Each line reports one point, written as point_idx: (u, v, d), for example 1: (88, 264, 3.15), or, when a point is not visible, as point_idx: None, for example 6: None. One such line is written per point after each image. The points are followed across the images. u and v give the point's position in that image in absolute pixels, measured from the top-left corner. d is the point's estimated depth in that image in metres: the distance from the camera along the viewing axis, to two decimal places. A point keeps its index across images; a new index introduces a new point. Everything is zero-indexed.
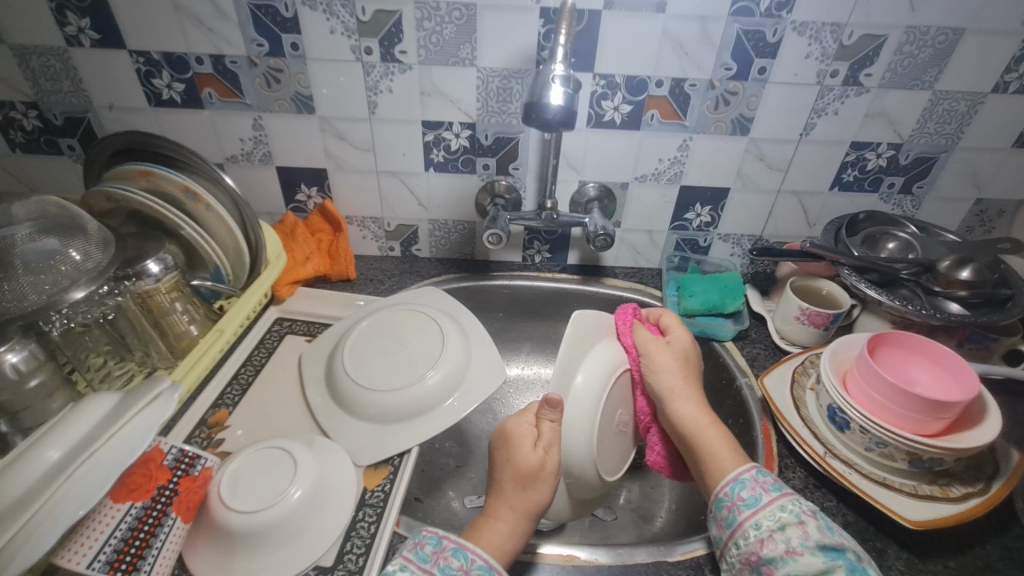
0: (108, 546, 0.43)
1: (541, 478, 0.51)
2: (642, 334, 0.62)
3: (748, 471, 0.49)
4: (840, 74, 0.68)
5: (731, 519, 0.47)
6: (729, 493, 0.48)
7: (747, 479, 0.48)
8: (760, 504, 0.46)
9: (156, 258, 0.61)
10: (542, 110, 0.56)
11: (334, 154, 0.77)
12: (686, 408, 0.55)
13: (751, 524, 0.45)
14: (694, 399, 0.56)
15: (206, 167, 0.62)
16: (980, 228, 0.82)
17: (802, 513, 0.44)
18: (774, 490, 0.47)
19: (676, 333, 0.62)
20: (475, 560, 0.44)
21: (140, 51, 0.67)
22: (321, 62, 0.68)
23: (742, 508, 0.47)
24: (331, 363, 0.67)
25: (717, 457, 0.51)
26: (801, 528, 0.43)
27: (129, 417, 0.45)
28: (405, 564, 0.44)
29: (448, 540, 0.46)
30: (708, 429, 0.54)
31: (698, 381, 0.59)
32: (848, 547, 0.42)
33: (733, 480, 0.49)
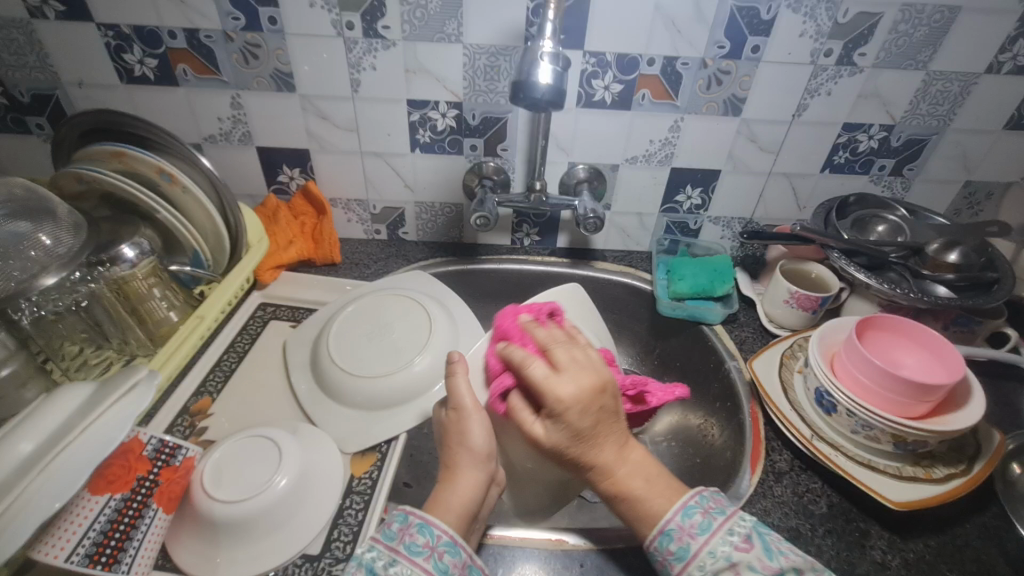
0: (88, 539, 0.42)
1: (462, 421, 0.50)
2: (536, 371, 0.45)
3: (672, 517, 0.45)
4: (834, 53, 0.66)
5: (669, 570, 0.45)
6: (658, 548, 0.45)
7: (673, 529, 0.44)
8: (690, 555, 0.43)
9: (131, 243, 0.58)
10: (530, 90, 0.54)
11: (317, 134, 0.74)
12: (598, 453, 0.46)
13: None
14: (608, 450, 0.46)
15: (181, 147, 0.59)
16: (969, 211, 0.82)
17: (733, 554, 0.42)
18: (700, 532, 0.44)
19: (563, 391, 0.43)
20: (440, 535, 0.42)
21: (108, 25, 0.64)
22: (301, 38, 0.65)
23: (674, 561, 0.44)
24: (317, 348, 0.65)
25: (635, 493, 0.46)
26: (734, 572, 0.42)
27: (103, 411, 0.43)
28: (372, 545, 0.42)
29: (414, 515, 0.44)
30: (622, 483, 0.46)
31: (619, 421, 0.46)
32: (787, 569, 0.41)
33: (659, 532, 0.45)
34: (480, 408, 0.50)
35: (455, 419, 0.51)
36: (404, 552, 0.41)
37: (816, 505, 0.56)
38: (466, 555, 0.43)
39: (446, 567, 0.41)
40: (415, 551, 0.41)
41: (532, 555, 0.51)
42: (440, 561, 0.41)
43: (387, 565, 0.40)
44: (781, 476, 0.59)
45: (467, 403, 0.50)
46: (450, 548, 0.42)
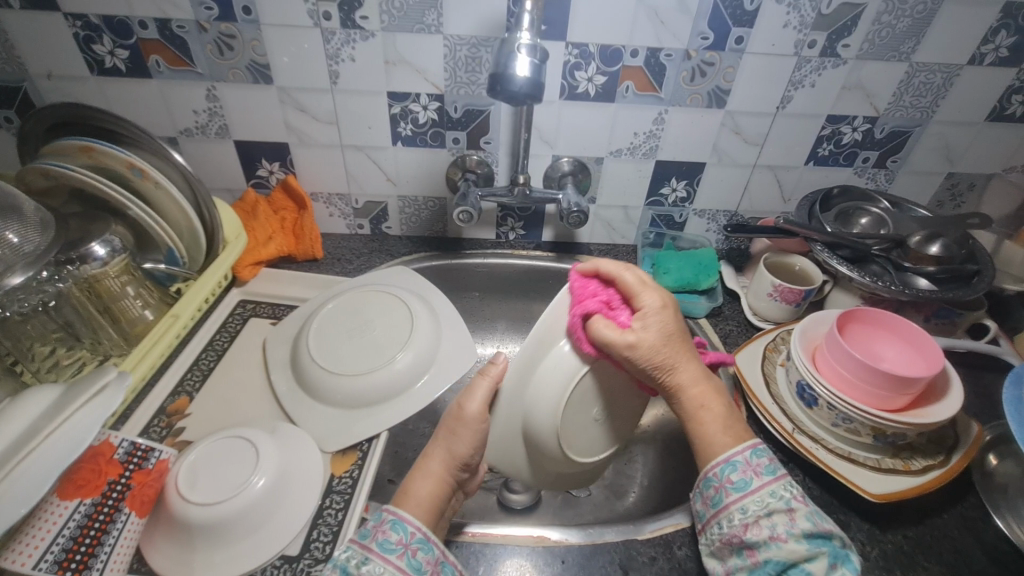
0: (56, 545, 0.41)
1: (457, 424, 0.49)
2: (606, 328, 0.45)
3: (740, 451, 0.46)
4: (818, 45, 0.66)
5: (718, 499, 0.45)
6: (718, 473, 0.45)
7: (739, 460, 0.45)
8: (749, 489, 0.44)
9: (102, 241, 0.57)
10: (509, 83, 0.53)
11: (296, 128, 0.73)
12: (678, 373, 0.48)
13: (737, 508, 0.44)
14: (687, 366, 0.48)
15: (153, 142, 0.58)
16: (951, 202, 0.82)
17: (791, 500, 0.43)
18: (767, 473, 0.44)
19: (646, 299, 0.48)
20: (414, 533, 0.42)
21: (76, 14, 0.62)
22: (276, 28, 0.64)
23: (730, 491, 0.44)
24: (296, 346, 0.65)
25: (705, 418, 0.48)
26: (789, 515, 0.42)
27: (69, 414, 0.42)
28: (347, 544, 0.41)
29: (387, 513, 0.43)
30: (699, 406, 0.48)
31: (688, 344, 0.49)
32: (834, 533, 0.42)
33: (725, 461, 0.45)
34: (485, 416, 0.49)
35: (444, 423, 0.49)
36: (377, 549, 0.40)
37: None
38: (439, 552, 0.43)
39: (420, 564, 0.41)
40: (388, 548, 0.41)
41: (513, 552, 0.51)
42: (413, 558, 0.41)
43: (360, 564, 0.39)
44: None
45: (473, 406, 0.49)
46: (423, 545, 0.42)
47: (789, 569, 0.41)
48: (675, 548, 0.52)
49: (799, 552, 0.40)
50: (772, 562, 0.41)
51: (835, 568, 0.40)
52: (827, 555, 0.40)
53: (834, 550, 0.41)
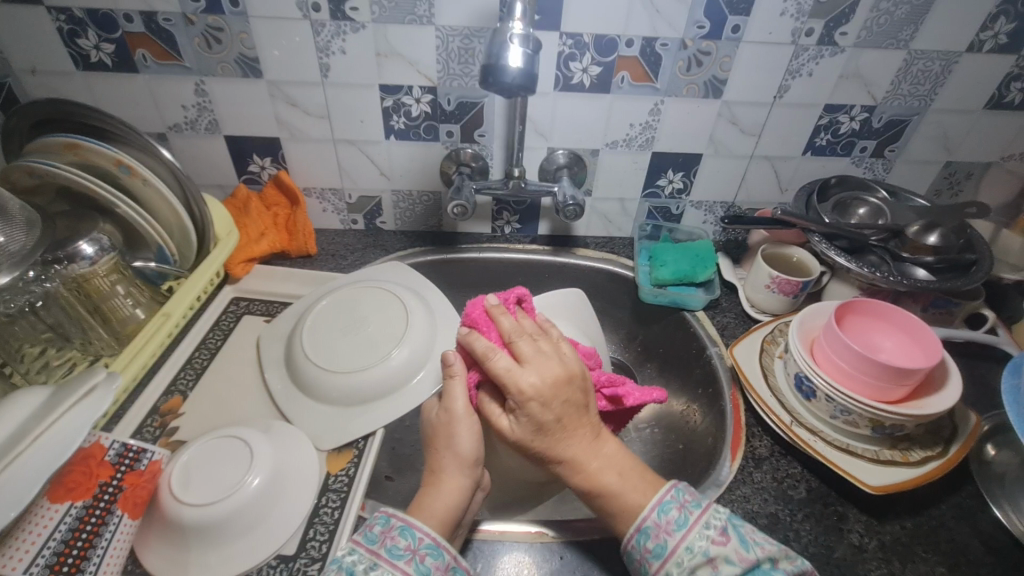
0: (48, 549, 0.40)
1: (451, 424, 0.49)
2: (498, 363, 0.47)
3: (648, 513, 0.44)
4: (815, 33, 0.65)
5: (644, 570, 0.44)
6: (635, 546, 0.44)
7: (650, 526, 0.44)
8: (667, 552, 0.43)
9: (89, 239, 0.56)
10: (502, 74, 0.52)
11: (287, 122, 0.72)
12: (570, 446, 0.47)
13: (663, 575, 0.43)
14: (584, 441, 0.47)
15: (141, 138, 0.57)
16: (949, 191, 0.82)
17: (709, 550, 0.42)
18: (677, 529, 0.43)
19: (527, 382, 0.45)
20: (423, 538, 0.42)
21: (59, 7, 0.60)
22: (264, 20, 0.62)
23: (652, 559, 0.43)
24: (291, 343, 0.64)
25: (610, 490, 0.46)
26: (711, 566, 0.42)
27: (58, 415, 0.41)
28: (354, 548, 0.41)
29: (396, 518, 0.43)
30: (602, 474, 0.47)
31: (592, 420, 0.48)
32: (762, 560, 0.41)
33: (637, 531, 0.44)
34: (471, 414, 0.49)
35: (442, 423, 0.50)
36: (386, 556, 0.41)
37: (795, 490, 0.56)
38: (449, 557, 0.42)
39: (428, 569, 0.41)
40: (397, 554, 0.41)
41: (510, 548, 0.51)
42: (422, 564, 0.41)
43: (367, 570, 0.40)
44: (760, 463, 0.58)
45: (459, 406, 0.49)
46: (432, 550, 0.41)
47: None
48: None
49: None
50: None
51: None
52: None
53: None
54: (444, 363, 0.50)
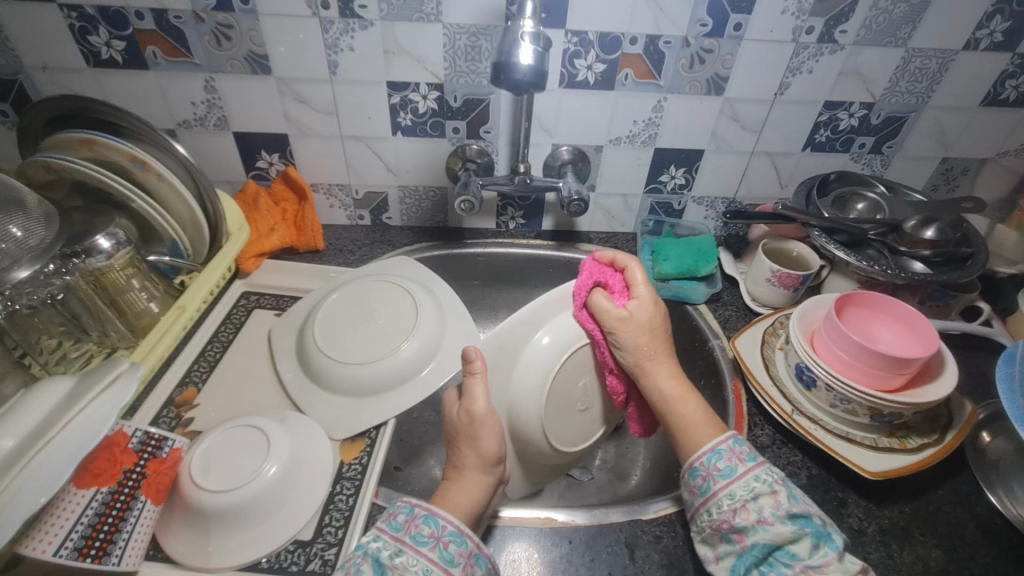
0: (75, 533, 0.41)
1: (475, 424, 0.49)
2: (604, 301, 0.52)
3: (724, 439, 0.48)
4: (816, 31, 0.66)
5: (706, 487, 0.47)
6: (705, 463, 0.47)
7: (724, 449, 0.47)
8: (736, 475, 0.46)
9: (106, 233, 0.56)
10: (510, 71, 0.53)
11: (296, 119, 0.73)
12: (658, 366, 0.52)
13: (724, 494, 0.45)
14: (665, 365, 0.52)
15: (155, 133, 0.57)
16: (945, 186, 0.83)
17: (774, 483, 0.45)
18: (749, 460, 0.46)
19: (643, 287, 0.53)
20: (445, 526, 0.43)
21: (72, 5, 0.61)
22: (274, 18, 0.63)
23: (717, 478, 0.46)
24: (302, 336, 0.65)
25: (687, 410, 0.50)
26: (774, 496, 0.44)
27: (86, 402, 0.42)
28: (378, 535, 0.43)
29: (420, 507, 0.44)
30: (680, 399, 0.51)
31: (671, 345, 0.53)
32: (814, 513, 0.44)
33: (710, 449, 0.47)
34: (492, 413, 0.50)
35: (462, 424, 0.51)
36: (410, 542, 0.42)
37: (796, 477, 0.57)
38: (472, 544, 0.43)
39: (451, 557, 0.42)
40: (421, 541, 0.42)
41: (521, 534, 0.52)
42: (445, 551, 0.42)
43: (393, 555, 0.41)
44: (762, 451, 0.60)
45: (480, 406, 0.50)
46: (455, 538, 0.43)
47: (776, 550, 0.42)
48: (678, 527, 0.53)
49: (785, 534, 0.42)
50: (759, 545, 0.43)
51: (818, 548, 0.42)
52: (809, 534, 0.42)
53: (816, 530, 0.42)
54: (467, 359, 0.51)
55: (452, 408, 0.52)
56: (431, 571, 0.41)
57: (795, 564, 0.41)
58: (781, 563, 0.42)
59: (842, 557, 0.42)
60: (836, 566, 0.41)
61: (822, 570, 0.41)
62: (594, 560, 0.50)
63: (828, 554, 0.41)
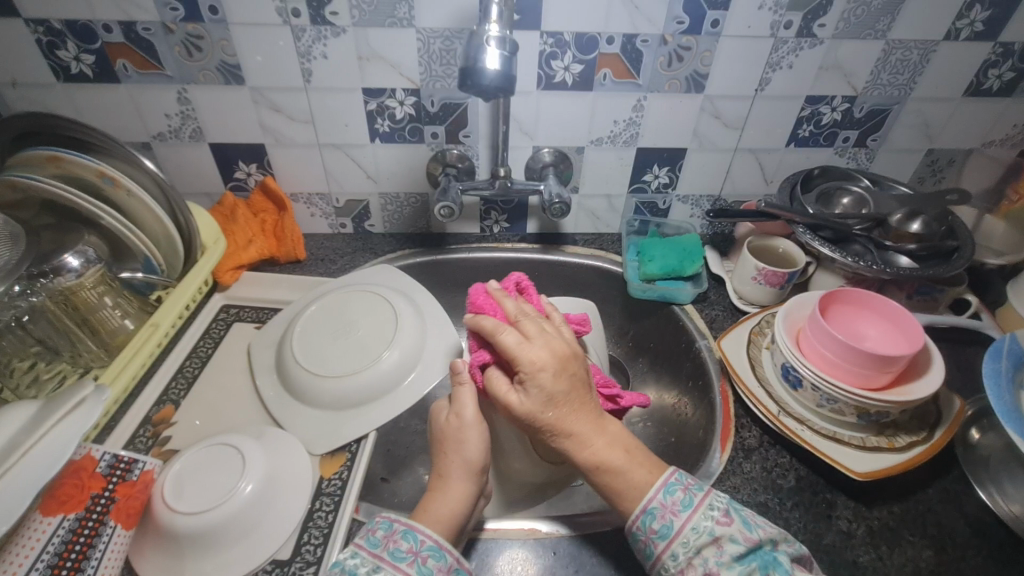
0: (42, 561, 0.40)
1: (461, 430, 0.50)
2: (497, 380, 0.48)
3: (655, 495, 0.45)
4: (794, 25, 0.65)
5: (649, 552, 0.45)
6: (641, 527, 0.45)
7: (655, 507, 0.44)
8: (673, 533, 0.44)
9: (75, 251, 0.55)
10: (479, 76, 0.52)
11: (272, 129, 0.72)
12: (571, 438, 0.46)
13: (667, 556, 0.43)
14: (580, 429, 0.46)
15: (123, 148, 0.57)
16: (932, 178, 0.83)
17: (714, 530, 0.43)
18: (684, 509, 0.44)
19: (524, 361, 0.46)
20: (424, 540, 0.42)
21: (37, 20, 0.60)
22: (244, 27, 0.62)
23: (657, 540, 0.44)
24: (281, 349, 0.64)
25: (616, 479, 0.46)
26: (715, 546, 0.42)
27: (49, 427, 0.42)
28: (355, 552, 0.42)
29: (398, 523, 0.44)
30: (599, 469, 0.46)
31: (584, 402, 0.47)
32: (764, 540, 0.42)
33: (641, 512, 0.45)
34: (480, 421, 0.50)
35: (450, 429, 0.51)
36: (388, 558, 0.41)
37: (785, 479, 0.57)
38: (451, 559, 0.43)
39: (430, 571, 0.41)
40: (399, 556, 0.41)
41: (504, 546, 0.51)
42: (424, 565, 0.41)
43: (370, 572, 0.40)
44: (750, 453, 0.59)
45: (470, 412, 0.50)
46: (434, 552, 0.42)
47: None
48: None
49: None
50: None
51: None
52: (756, 572, 0.41)
53: (763, 561, 0.41)
54: (454, 371, 0.52)
55: (441, 414, 0.52)
56: None
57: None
58: None
59: None
60: None
61: None
62: (578, 571, 0.50)
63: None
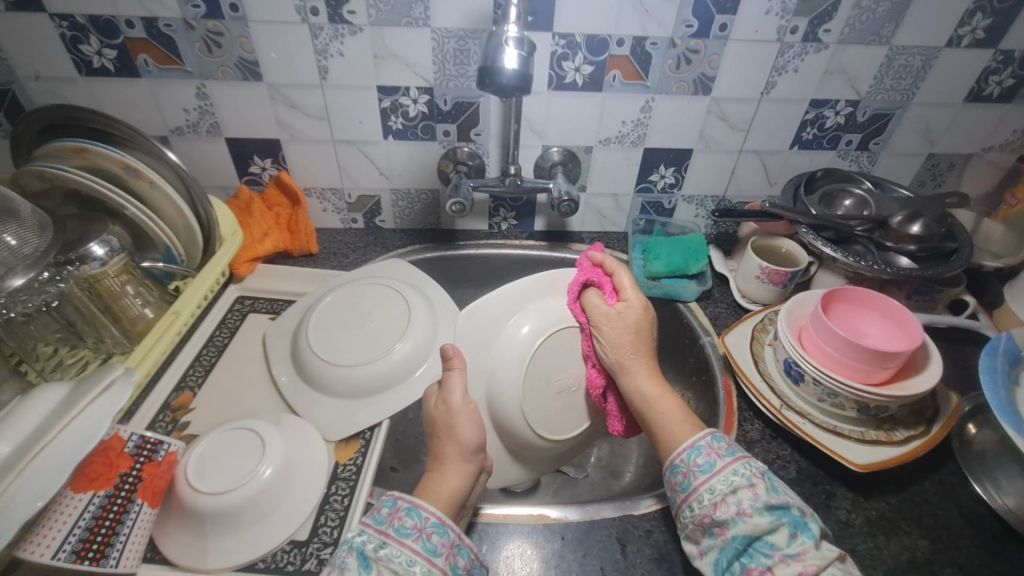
0: (73, 536, 0.42)
1: (451, 415, 0.51)
2: (595, 301, 0.56)
3: (703, 436, 0.48)
4: (800, 30, 0.67)
5: (686, 485, 0.47)
6: (684, 459, 0.47)
7: (702, 445, 0.47)
8: (715, 469, 0.46)
9: (100, 241, 0.57)
10: (496, 75, 0.54)
11: (288, 124, 0.73)
12: (638, 369, 0.53)
13: (704, 489, 0.45)
14: (646, 365, 0.53)
15: (147, 140, 0.58)
16: (932, 182, 0.84)
17: (752, 475, 0.45)
18: (727, 455, 0.47)
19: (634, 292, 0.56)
20: (428, 518, 0.44)
21: (62, 15, 0.62)
22: (263, 24, 0.64)
23: (697, 474, 0.46)
24: (296, 339, 0.66)
25: (664, 408, 0.51)
26: (751, 489, 0.44)
27: (81, 408, 0.43)
28: (362, 529, 0.43)
29: (402, 500, 0.45)
30: (659, 398, 0.51)
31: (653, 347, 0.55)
32: (791, 503, 0.43)
33: (690, 446, 0.48)
34: (468, 405, 0.52)
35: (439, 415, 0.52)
36: (393, 534, 0.42)
37: (786, 471, 0.58)
38: (454, 535, 0.44)
39: (434, 547, 0.42)
40: (404, 533, 0.43)
41: (514, 531, 0.53)
42: (428, 542, 0.43)
43: (377, 548, 0.41)
44: (752, 445, 0.61)
45: (457, 398, 0.52)
46: (437, 529, 0.43)
47: (755, 542, 0.42)
48: (669, 521, 0.54)
49: (763, 524, 0.42)
50: (739, 537, 0.42)
51: (796, 537, 0.41)
52: (787, 525, 0.42)
53: (793, 520, 0.42)
54: (445, 356, 0.54)
55: (430, 400, 0.54)
56: (414, 562, 0.41)
57: (775, 554, 0.41)
58: (760, 554, 0.41)
59: (819, 544, 0.42)
60: (813, 554, 0.40)
61: (799, 559, 0.40)
62: (585, 555, 0.51)
63: (806, 543, 0.41)
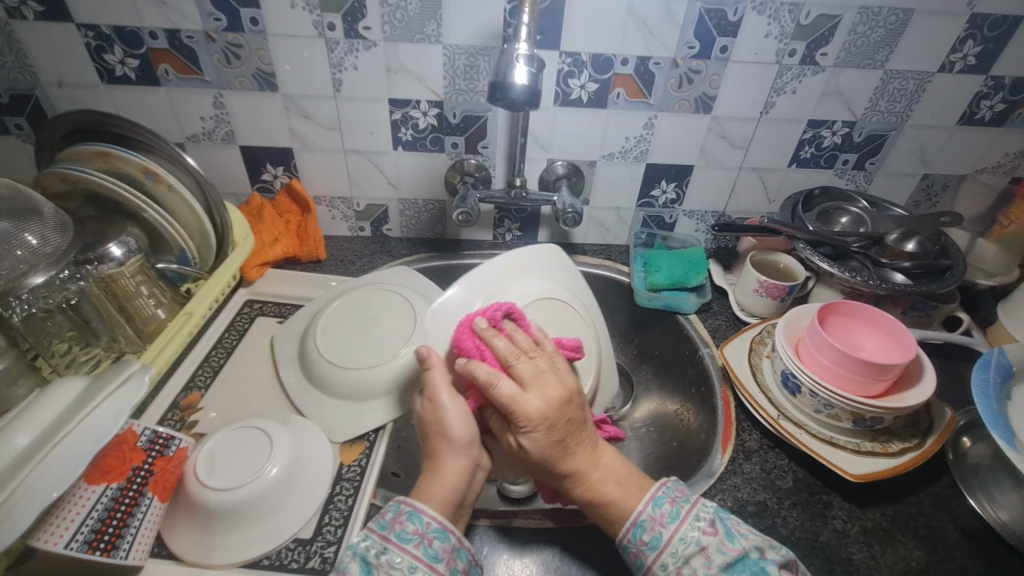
0: (86, 526, 0.43)
1: (437, 409, 0.51)
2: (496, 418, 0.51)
3: (644, 509, 0.48)
4: (798, 53, 0.70)
5: (641, 562, 0.47)
6: (631, 539, 0.47)
7: (645, 519, 0.47)
8: (662, 544, 0.46)
9: (117, 242, 0.59)
10: (507, 90, 0.56)
11: (300, 134, 0.75)
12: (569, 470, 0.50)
13: (658, 567, 0.46)
14: (579, 460, 0.50)
15: (166, 146, 0.60)
16: (926, 202, 0.87)
17: (700, 538, 0.46)
18: (671, 521, 0.47)
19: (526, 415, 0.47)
20: (430, 522, 0.45)
21: (89, 25, 0.64)
22: (281, 38, 0.67)
23: (647, 551, 0.47)
24: (304, 342, 0.67)
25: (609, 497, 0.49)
26: (703, 555, 0.45)
27: (99, 400, 0.44)
28: (366, 534, 0.44)
29: (404, 504, 0.46)
30: (594, 490, 0.50)
31: (579, 434, 0.50)
32: (748, 551, 0.45)
33: (632, 524, 0.48)
34: (455, 399, 0.51)
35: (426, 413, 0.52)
36: (396, 540, 0.43)
37: (783, 480, 0.59)
38: (455, 539, 0.45)
39: (436, 553, 0.44)
40: (406, 538, 0.44)
41: (515, 534, 0.54)
42: (430, 547, 0.44)
43: (379, 554, 0.43)
44: (750, 455, 0.62)
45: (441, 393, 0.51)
46: (439, 534, 0.44)
47: None
48: None
49: None
50: None
51: None
52: None
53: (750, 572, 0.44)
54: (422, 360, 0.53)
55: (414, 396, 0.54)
56: (417, 568, 0.42)
57: None
58: None
59: None
60: None
61: None
62: (585, 559, 0.52)
63: None
